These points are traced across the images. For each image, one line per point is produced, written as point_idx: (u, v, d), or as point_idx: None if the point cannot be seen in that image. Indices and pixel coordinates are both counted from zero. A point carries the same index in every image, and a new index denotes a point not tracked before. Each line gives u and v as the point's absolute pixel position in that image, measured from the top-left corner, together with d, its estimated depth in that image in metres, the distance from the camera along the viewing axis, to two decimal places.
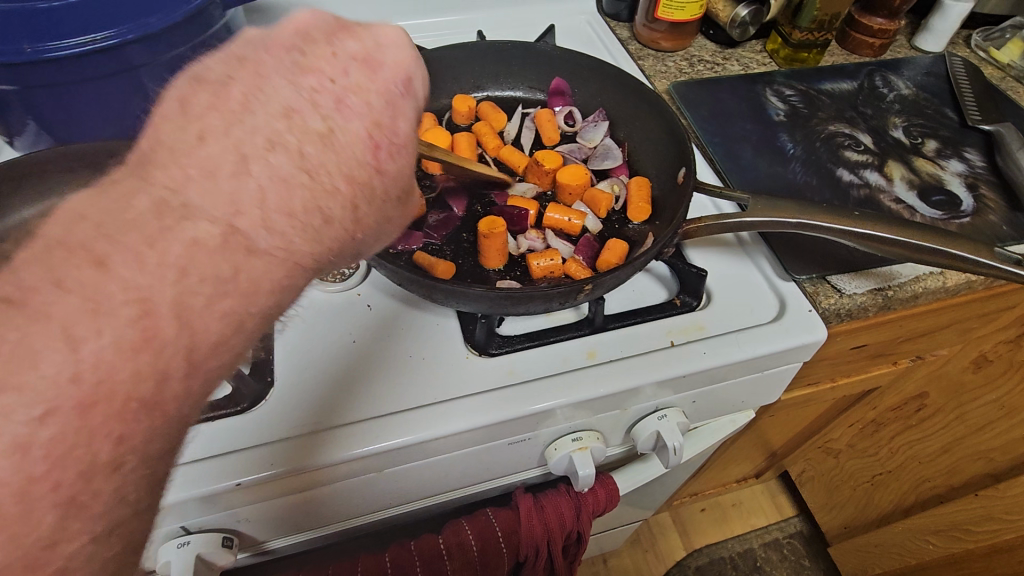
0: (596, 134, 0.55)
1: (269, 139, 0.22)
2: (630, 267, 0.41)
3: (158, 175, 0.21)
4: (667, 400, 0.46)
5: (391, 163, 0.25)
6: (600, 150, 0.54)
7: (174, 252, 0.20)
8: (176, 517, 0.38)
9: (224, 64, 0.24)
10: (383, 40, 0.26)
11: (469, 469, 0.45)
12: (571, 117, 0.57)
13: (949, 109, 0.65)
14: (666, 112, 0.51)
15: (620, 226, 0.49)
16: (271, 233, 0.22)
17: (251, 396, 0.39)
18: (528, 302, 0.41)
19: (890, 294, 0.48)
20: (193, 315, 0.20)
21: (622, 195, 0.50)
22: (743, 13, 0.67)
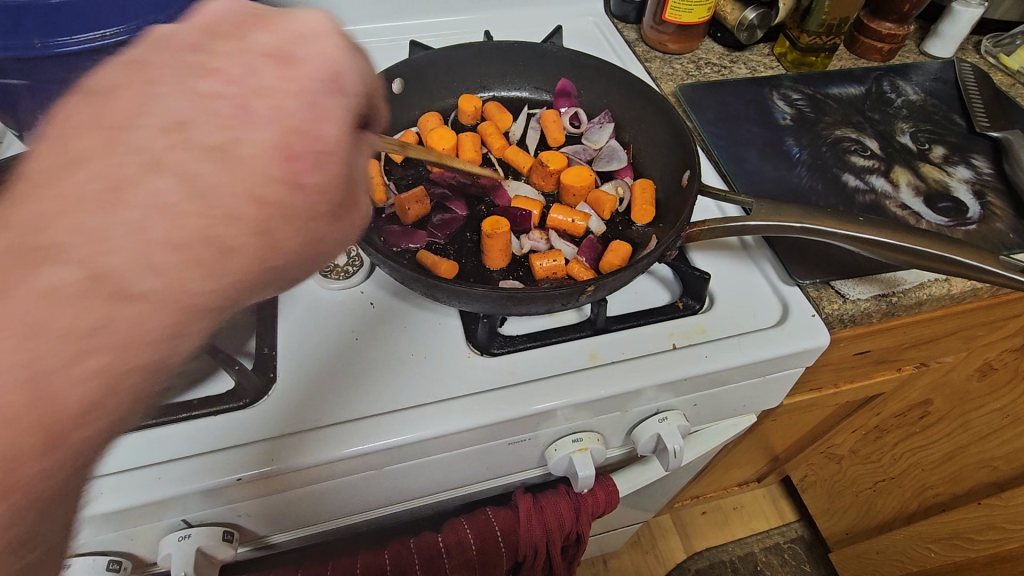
0: (601, 136, 0.55)
1: (152, 161, 0.20)
2: (632, 269, 0.41)
3: (18, 213, 0.19)
4: (668, 403, 0.46)
5: (312, 175, 0.23)
6: (605, 152, 0.54)
7: (27, 308, 0.19)
8: (177, 510, 0.38)
9: (117, 71, 0.22)
10: (300, 30, 0.24)
11: (469, 468, 0.45)
12: (578, 119, 0.57)
13: (957, 115, 0.65)
14: (671, 114, 0.51)
15: (624, 228, 0.49)
16: (151, 271, 0.20)
17: (253, 392, 0.40)
18: (530, 303, 0.41)
19: (894, 300, 0.48)
20: (50, 380, 0.20)
21: (626, 197, 0.50)
22: (751, 17, 0.67)
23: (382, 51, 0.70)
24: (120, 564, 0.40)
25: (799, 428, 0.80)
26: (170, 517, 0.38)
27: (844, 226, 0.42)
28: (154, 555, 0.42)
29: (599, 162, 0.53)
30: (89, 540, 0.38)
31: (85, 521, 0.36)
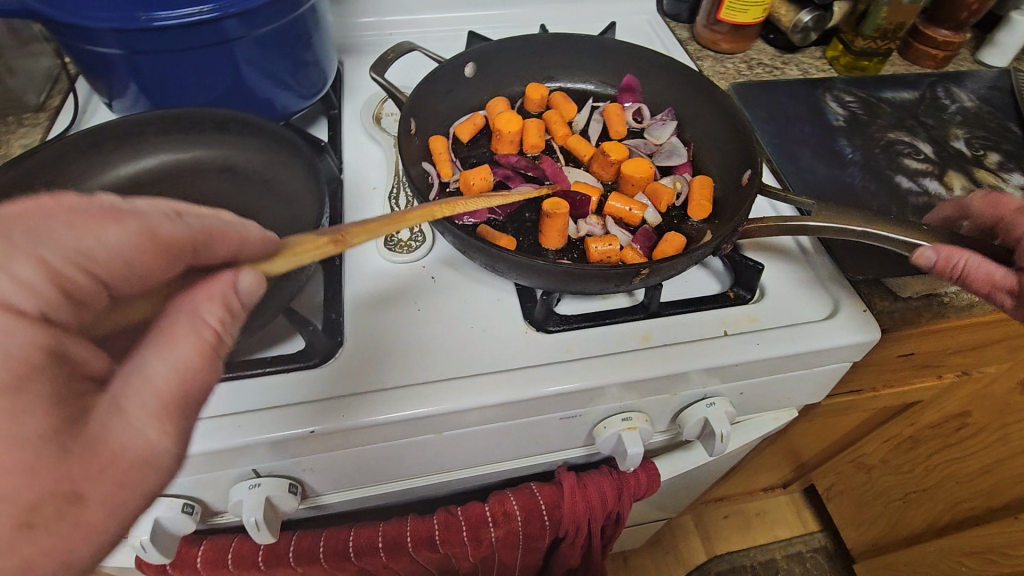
0: (663, 132, 0.56)
1: None
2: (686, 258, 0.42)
3: None
4: (717, 387, 0.47)
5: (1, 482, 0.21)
6: (666, 148, 0.55)
7: None
8: (249, 459, 0.40)
9: None
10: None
11: (520, 441, 0.47)
12: (640, 113, 0.58)
13: (1013, 123, 0.64)
14: (735, 114, 0.51)
15: (679, 222, 0.50)
16: None
17: (323, 352, 0.42)
18: (584, 281, 0.42)
19: (944, 301, 0.49)
20: None
21: (683, 192, 0.52)
22: (806, 19, 0.68)
23: (440, 42, 0.72)
24: (192, 508, 0.42)
25: (830, 433, 0.80)
26: (242, 466, 0.40)
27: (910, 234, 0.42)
28: (220, 503, 0.44)
29: (660, 157, 0.55)
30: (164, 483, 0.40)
31: None
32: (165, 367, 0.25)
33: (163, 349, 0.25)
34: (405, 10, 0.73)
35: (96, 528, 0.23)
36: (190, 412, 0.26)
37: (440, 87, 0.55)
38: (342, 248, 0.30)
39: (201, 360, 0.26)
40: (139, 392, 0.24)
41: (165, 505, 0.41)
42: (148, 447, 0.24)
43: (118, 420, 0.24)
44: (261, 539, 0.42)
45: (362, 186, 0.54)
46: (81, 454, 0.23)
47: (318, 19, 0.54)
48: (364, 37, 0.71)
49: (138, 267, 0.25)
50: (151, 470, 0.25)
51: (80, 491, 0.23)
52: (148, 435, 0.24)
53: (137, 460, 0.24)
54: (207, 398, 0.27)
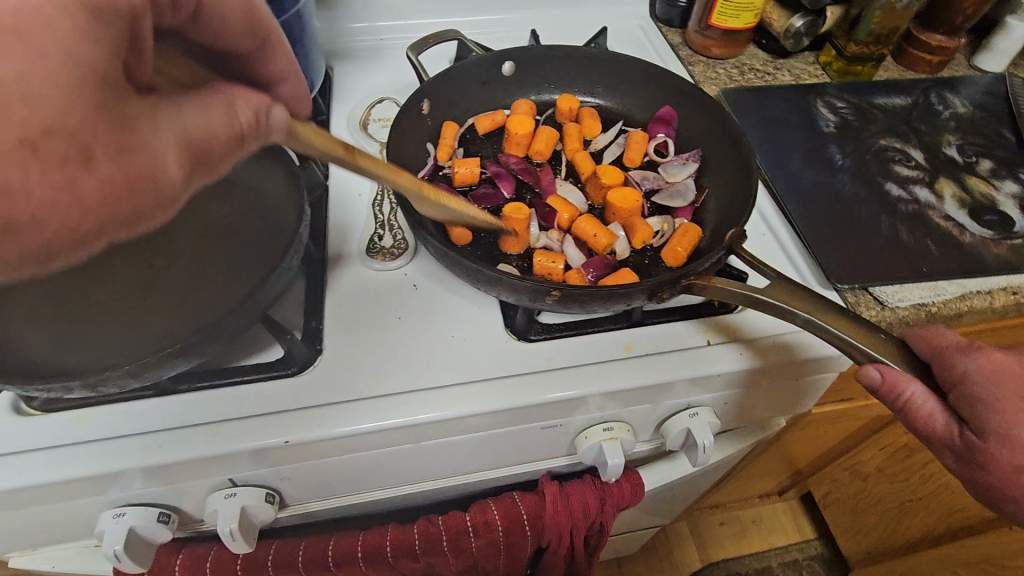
0: (680, 172, 0.54)
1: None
2: (598, 292, 0.40)
3: None
4: (700, 396, 0.46)
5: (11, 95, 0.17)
6: (675, 188, 0.53)
7: None
8: (226, 469, 0.40)
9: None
10: None
11: (501, 449, 0.46)
12: (665, 148, 0.57)
13: (1007, 129, 0.64)
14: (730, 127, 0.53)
15: (647, 262, 0.48)
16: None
17: (302, 360, 0.42)
18: (497, 288, 0.42)
19: (933, 310, 0.47)
20: None
21: (666, 236, 0.50)
22: (797, 25, 0.68)
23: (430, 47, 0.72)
24: (169, 516, 0.42)
25: (823, 440, 0.80)
26: (219, 475, 0.40)
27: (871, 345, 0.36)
28: (198, 511, 0.44)
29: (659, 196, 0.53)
30: (139, 491, 0.40)
31: (138, 470, 0.38)
32: (205, 113, 0.22)
33: (206, 99, 0.23)
34: (396, 16, 0.73)
35: (62, 210, 0.18)
36: (203, 168, 0.22)
37: (425, 94, 0.55)
38: (350, 155, 0.30)
39: (238, 132, 0.23)
40: (175, 115, 0.21)
41: (140, 515, 0.40)
42: (162, 171, 0.20)
43: (149, 125, 0.20)
44: (237, 548, 0.42)
45: (347, 193, 0.54)
46: (104, 121, 0.19)
47: (303, 27, 0.54)
48: (354, 42, 0.71)
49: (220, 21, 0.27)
50: (148, 194, 0.20)
51: (78, 153, 0.18)
52: (162, 156, 0.20)
53: (142, 173, 0.20)
54: (220, 169, 0.23)
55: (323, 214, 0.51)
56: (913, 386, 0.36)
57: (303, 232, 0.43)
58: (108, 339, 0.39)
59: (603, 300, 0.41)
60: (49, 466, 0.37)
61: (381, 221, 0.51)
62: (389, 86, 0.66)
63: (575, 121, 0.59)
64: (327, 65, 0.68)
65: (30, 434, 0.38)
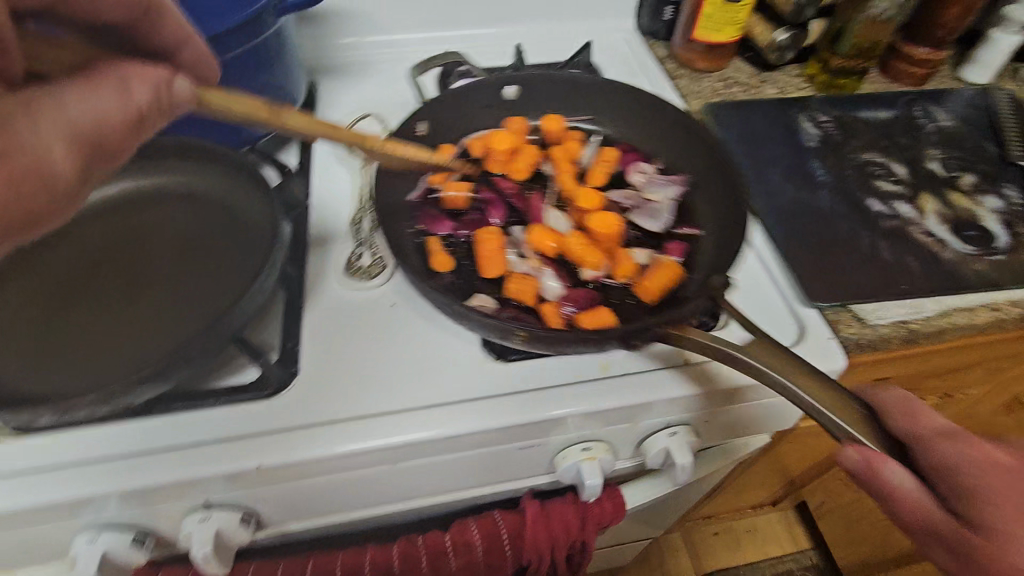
0: (659, 192, 0.55)
1: None
2: (568, 338, 0.40)
3: None
4: (679, 416, 0.46)
5: None
6: (653, 206, 0.53)
7: None
8: (200, 492, 0.40)
9: None
10: None
11: (479, 469, 0.46)
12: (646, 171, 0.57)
13: (990, 142, 0.64)
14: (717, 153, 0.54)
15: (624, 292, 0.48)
16: None
17: (277, 382, 0.41)
18: (467, 321, 0.42)
19: (914, 328, 0.47)
20: None
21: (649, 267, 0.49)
22: (781, 38, 0.69)
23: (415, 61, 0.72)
24: (143, 539, 0.42)
25: (813, 452, 0.80)
26: (193, 498, 0.40)
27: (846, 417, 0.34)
28: (174, 534, 0.44)
29: (638, 216, 0.53)
30: (112, 515, 0.40)
31: (110, 494, 0.38)
32: (89, 104, 0.24)
33: (96, 85, 0.25)
34: (381, 30, 0.73)
35: None
36: (97, 157, 0.25)
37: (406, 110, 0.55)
38: (275, 117, 0.32)
39: (129, 118, 0.26)
40: (58, 113, 0.23)
41: (114, 538, 0.40)
42: (50, 166, 0.23)
43: (28, 119, 0.23)
44: (212, 572, 0.42)
45: (328, 211, 0.54)
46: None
47: (282, 45, 0.55)
48: (340, 57, 0.71)
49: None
50: (44, 191, 0.23)
51: None
52: (52, 155, 0.23)
53: (33, 172, 0.23)
54: (117, 155, 0.26)
55: (302, 233, 0.51)
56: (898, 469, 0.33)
57: (278, 254, 0.43)
58: (79, 364, 0.39)
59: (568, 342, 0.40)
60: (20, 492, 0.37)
61: (360, 239, 0.51)
62: (373, 101, 0.66)
63: (560, 141, 0.59)
64: (311, 81, 0.68)
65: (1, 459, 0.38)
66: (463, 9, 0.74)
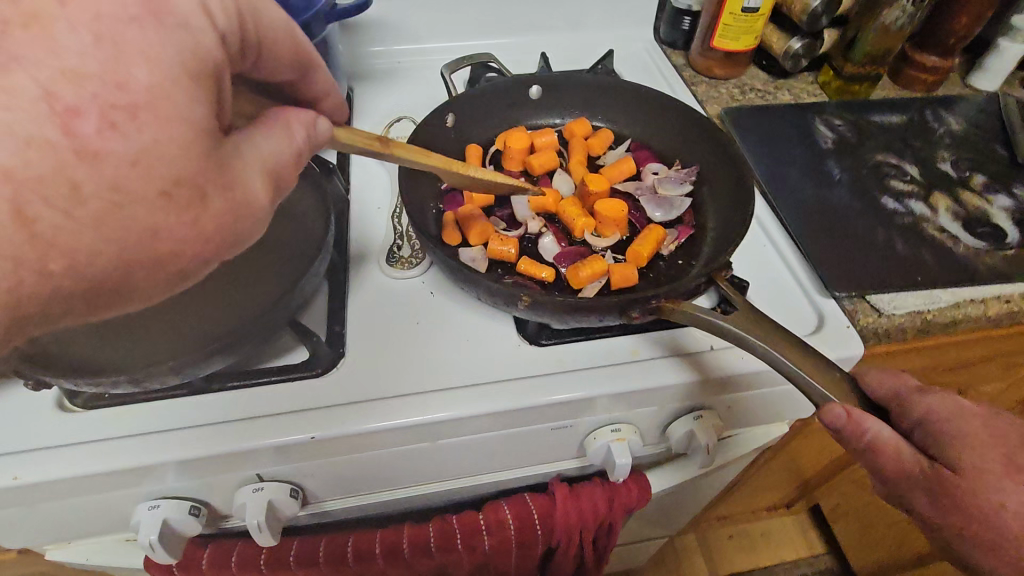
0: (674, 188, 0.57)
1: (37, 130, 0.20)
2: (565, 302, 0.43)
3: None
4: (703, 400, 0.48)
5: (140, 136, 0.22)
6: (664, 198, 0.56)
7: None
8: (255, 464, 0.42)
9: None
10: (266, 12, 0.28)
11: (512, 449, 0.48)
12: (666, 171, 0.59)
13: (1000, 145, 0.66)
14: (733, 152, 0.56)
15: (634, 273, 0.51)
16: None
17: (325, 362, 0.44)
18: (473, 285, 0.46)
19: (929, 317, 0.49)
20: None
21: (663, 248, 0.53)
22: (796, 46, 0.71)
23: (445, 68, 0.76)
24: (198, 509, 0.44)
25: (828, 451, 0.81)
26: (247, 470, 0.43)
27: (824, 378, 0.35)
28: (226, 506, 0.46)
29: (648, 203, 0.56)
30: (172, 485, 0.42)
31: (172, 463, 0.40)
32: (273, 142, 0.29)
33: (270, 127, 0.29)
34: (413, 39, 0.77)
35: (201, 237, 0.26)
36: (279, 187, 0.29)
37: (448, 108, 0.60)
38: (384, 148, 0.37)
39: (294, 153, 0.30)
40: (253, 155, 0.28)
41: (173, 507, 0.43)
42: (254, 201, 0.27)
43: (238, 164, 0.27)
44: (262, 541, 0.44)
45: (367, 206, 0.57)
46: (218, 168, 0.25)
47: (325, 51, 0.58)
48: (372, 65, 0.75)
49: (273, 55, 0.30)
50: (249, 218, 0.28)
51: (202, 192, 0.25)
52: (255, 187, 0.27)
53: (242, 202, 0.27)
54: (290, 187, 0.30)
55: (344, 225, 0.54)
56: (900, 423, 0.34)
57: (328, 239, 0.46)
58: (144, 338, 0.41)
59: (566, 312, 0.44)
60: (89, 459, 0.39)
61: (399, 233, 0.54)
62: (407, 105, 0.70)
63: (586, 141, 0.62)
64: (348, 86, 0.71)
65: (72, 430, 0.40)
66: (489, 20, 0.78)
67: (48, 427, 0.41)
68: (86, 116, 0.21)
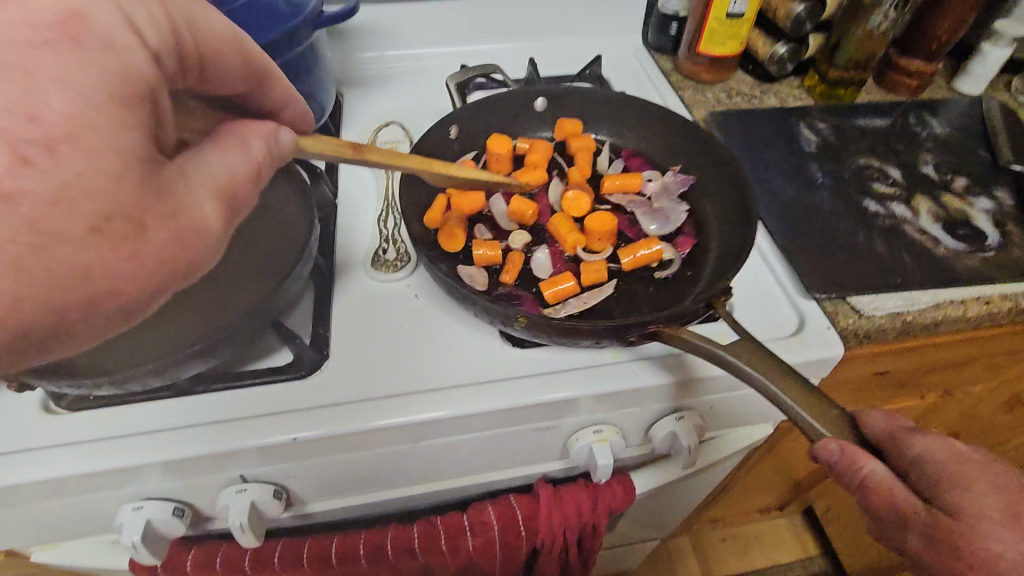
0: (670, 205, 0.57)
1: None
2: (555, 322, 0.43)
3: None
4: (685, 402, 0.48)
5: (62, 163, 0.22)
6: (659, 212, 0.57)
7: None
8: (238, 466, 0.43)
9: None
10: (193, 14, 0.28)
11: (498, 450, 0.49)
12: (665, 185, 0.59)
13: (982, 148, 0.67)
14: (720, 153, 0.57)
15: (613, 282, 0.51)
16: None
17: (309, 363, 0.45)
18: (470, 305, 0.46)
19: (909, 319, 0.50)
20: None
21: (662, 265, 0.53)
22: (781, 51, 0.72)
23: (433, 74, 0.76)
24: (182, 511, 0.45)
25: (818, 453, 0.81)
26: (231, 471, 0.43)
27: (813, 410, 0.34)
28: (210, 507, 0.46)
29: (645, 217, 0.56)
30: (156, 486, 0.43)
31: (155, 464, 0.40)
32: (223, 163, 0.29)
33: (223, 147, 0.29)
34: (403, 45, 0.77)
35: (143, 268, 0.25)
36: (235, 208, 0.29)
37: (450, 115, 0.61)
38: (358, 155, 0.36)
39: (251, 171, 0.30)
40: (201, 176, 0.28)
41: (157, 508, 0.43)
42: (201, 222, 0.27)
43: (183, 186, 0.27)
44: (245, 542, 0.45)
45: (354, 210, 0.57)
46: (158, 193, 0.25)
47: (311, 57, 0.59)
48: (361, 69, 0.76)
49: (219, 63, 0.30)
50: (200, 242, 0.27)
51: (144, 219, 0.25)
52: (204, 210, 0.27)
53: (191, 225, 0.27)
54: (248, 206, 0.30)
55: (330, 230, 0.54)
56: (872, 461, 0.33)
57: (311, 245, 0.47)
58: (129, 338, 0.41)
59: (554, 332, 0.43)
60: (72, 461, 0.39)
61: (385, 236, 0.54)
62: (395, 110, 0.71)
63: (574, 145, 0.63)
64: (337, 91, 0.72)
65: (56, 432, 0.41)
66: (478, 25, 0.79)
67: (32, 429, 0.41)
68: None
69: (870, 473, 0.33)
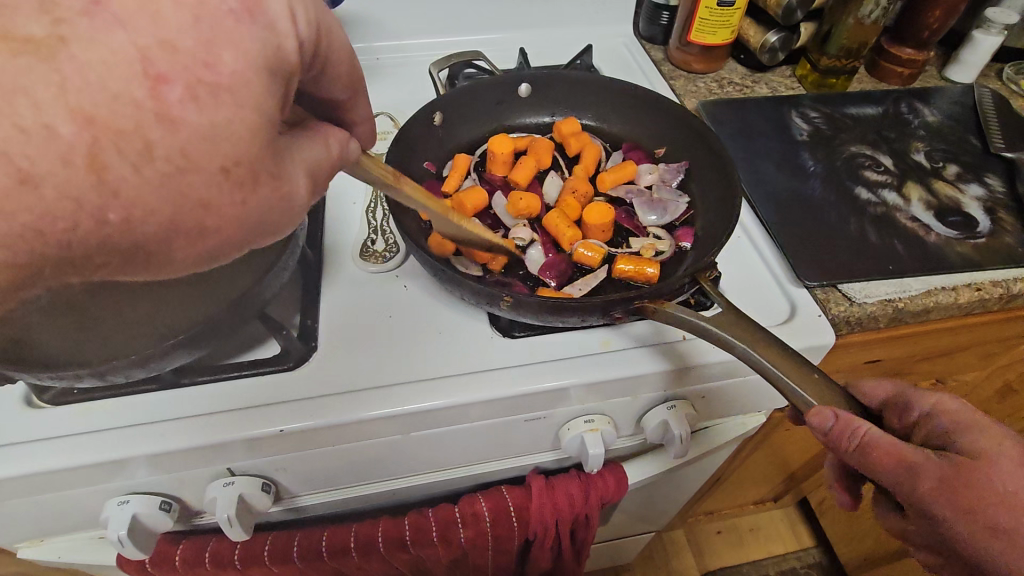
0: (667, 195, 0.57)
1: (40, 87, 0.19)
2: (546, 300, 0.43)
3: None
4: (676, 390, 0.48)
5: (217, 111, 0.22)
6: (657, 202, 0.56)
7: None
8: (226, 459, 0.42)
9: None
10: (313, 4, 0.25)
11: (490, 441, 0.48)
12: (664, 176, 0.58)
13: (973, 135, 0.67)
14: (707, 136, 0.57)
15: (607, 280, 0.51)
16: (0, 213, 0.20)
17: (297, 355, 0.44)
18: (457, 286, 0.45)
19: (901, 306, 0.49)
20: None
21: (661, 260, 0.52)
22: (773, 40, 0.71)
23: (422, 65, 0.75)
24: (170, 505, 0.44)
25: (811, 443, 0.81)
26: (219, 464, 0.43)
27: (804, 385, 0.35)
28: (197, 501, 0.46)
29: (642, 208, 0.56)
30: (143, 480, 0.42)
31: (141, 458, 0.40)
32: (313, 149, 0.28)
33: (316, 136, 0.28)
34: (391, 37, 0.77)
35: (242, 220, 0.25)
36: (318, 189, 0.29)
37: (437, 106, 0.60)
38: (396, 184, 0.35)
39: (331, 163, 0.29)
40: (300, 156, 0.27)
41: (144, 502, 0.43)
42: (293, 195, 0.27)
43: (286, 159, 0.26)
44: (234, 535, 0.44)
45: (342, 202, 0.57)
46: (273, 154, 0.25)
47: None
48: None
49: (334, 73, 0.29)
50: (282, 208, 0.27)
51: (258, 171, 0.25)
52: (296, 183, 0.27)
53: (283, 193, 0.26)
54: (323, 191, 0.29)
55: (318, 221, 0.54)
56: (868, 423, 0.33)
57: (298, 235, 0.46)
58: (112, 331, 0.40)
59: (547, 311, 0.44)
60: (55, 455, 0.39)
61: (374, 227, 0.54)
62: (385, 102, 0.70)
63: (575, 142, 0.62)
64: None
65: (39, 426, 0.40)
66: (468, 15, 0.78)
67: (13, 423, 0.40)
68: (173, 83, 0.21)
69: (862, 456, 0.33)
